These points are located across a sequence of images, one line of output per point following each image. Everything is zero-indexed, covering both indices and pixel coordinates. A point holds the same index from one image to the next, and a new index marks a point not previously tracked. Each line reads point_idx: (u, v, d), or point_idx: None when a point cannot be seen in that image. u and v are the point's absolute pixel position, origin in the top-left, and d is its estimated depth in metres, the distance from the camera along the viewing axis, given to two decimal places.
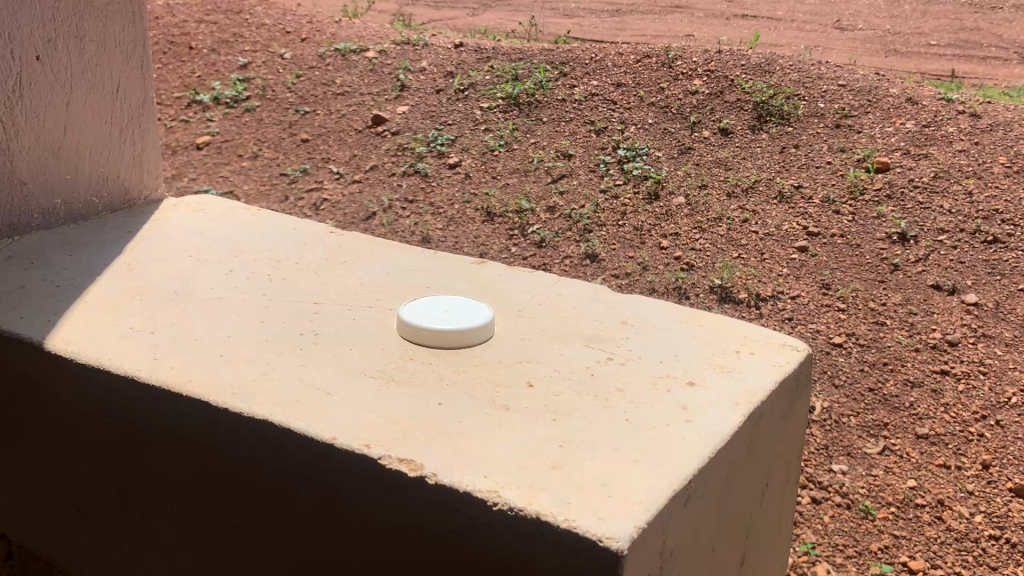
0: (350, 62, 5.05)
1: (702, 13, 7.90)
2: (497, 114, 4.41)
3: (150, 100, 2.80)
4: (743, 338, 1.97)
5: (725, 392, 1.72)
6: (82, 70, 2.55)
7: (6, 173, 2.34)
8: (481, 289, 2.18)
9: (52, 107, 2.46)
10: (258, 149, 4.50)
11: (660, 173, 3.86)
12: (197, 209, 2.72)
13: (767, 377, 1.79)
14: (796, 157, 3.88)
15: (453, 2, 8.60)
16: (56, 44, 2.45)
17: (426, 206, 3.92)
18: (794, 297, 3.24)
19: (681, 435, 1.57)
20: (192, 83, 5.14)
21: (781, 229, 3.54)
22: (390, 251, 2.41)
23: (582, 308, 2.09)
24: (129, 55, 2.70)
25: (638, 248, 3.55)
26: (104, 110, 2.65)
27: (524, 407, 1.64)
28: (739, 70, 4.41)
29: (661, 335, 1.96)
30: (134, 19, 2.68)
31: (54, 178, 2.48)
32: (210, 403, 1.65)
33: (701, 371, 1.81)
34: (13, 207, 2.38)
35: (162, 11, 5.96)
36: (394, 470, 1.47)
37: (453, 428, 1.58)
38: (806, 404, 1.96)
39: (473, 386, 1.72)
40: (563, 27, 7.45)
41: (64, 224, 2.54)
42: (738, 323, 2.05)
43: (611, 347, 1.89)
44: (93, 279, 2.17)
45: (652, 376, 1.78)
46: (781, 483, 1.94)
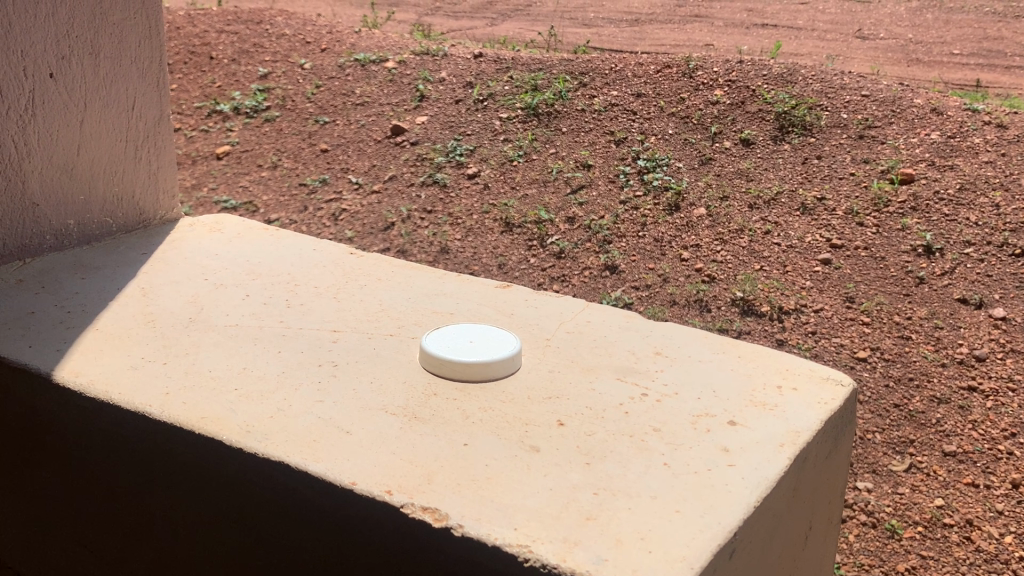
0: (369, 72, 5.06)
1: (721, 22, 7.87)
2: (516, 124, 4.39)
3: (166, 116, 2.80)
4: (781, 371, 1.93)
5: (764, 432, 1.69)
6: (97, 89, 2.55)
7: (19, 193, 2.35)
8: (506, 316, 2.15)
9: (65, 126, 2.46)
10: (277, 159, 4.51)
11: (680, 184, 3.82)
12: (213, 229, 2.71)
13: (810, 416, 1.75)
14: (819, 168, 3.84)
15: (472, 12, 8.62)
16: (70, 61, 2.45)
17: (444, 216, 3.90)
18: (818, 311, 3.19)
19: (720, 482, 1.53)
20: (213, 93, 5.16)
21: (803, 241, 3.49)
22: (414, 275, 2.38)
23: (612, 338, 2.06)
24: (145, 71, 2.69)
25: (659, 260, 3.51)
26: (120, 127, 2.64)
27: (554, 450, 1.61)
28: (761, 80, 4.37)
29: (694, 368, 1.93)
30: (150, 35, 2.68)
31: (68, 198, 2.49)
32: (230, 443, 1.63)
33: (741, 409, 1.77)
34: (26, 227, 2.38)
35: (184, 22, 6.00)
36: (418, 519, 1.43)
37: (480, 471, 1.55)
38: (848, 440, 1.92)
39: (499, 424, 1.69)
40: (582, 37, 7.44)
41: (77, 244, 2.54)
42: (775, 354, 2.01)
43: (644, 381, 1.86)
44: (105, 306, 2.16)
45: (686, 414, 1.74)
46: (823, 521, 1.90)
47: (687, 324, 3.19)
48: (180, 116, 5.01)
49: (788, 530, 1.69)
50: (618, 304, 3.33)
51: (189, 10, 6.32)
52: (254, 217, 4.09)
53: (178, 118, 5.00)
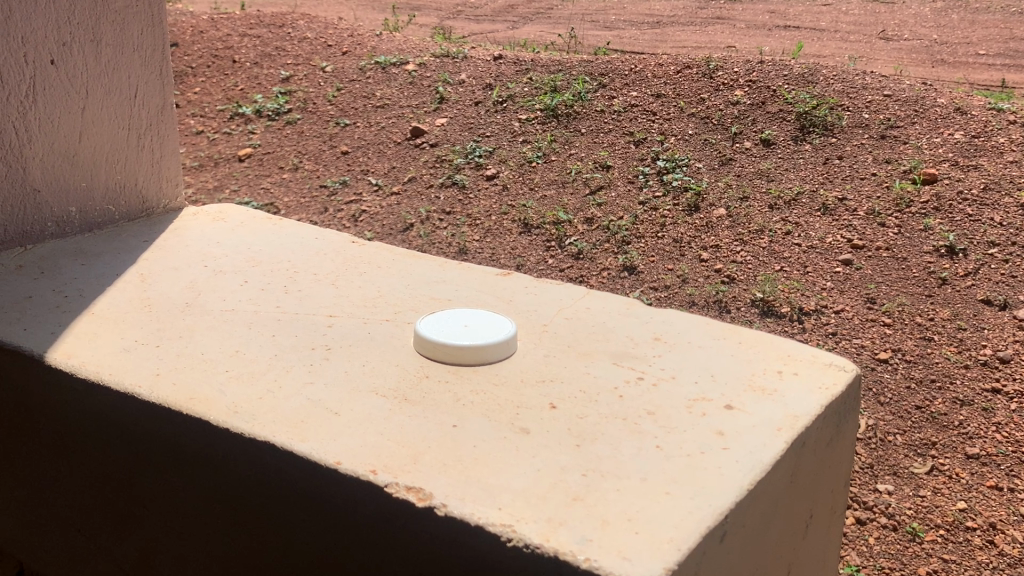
0: (389, 75, 5.07)
1: (743, 24, 7.83)
2: (535, 125, 4.38)
3: (169, 105, 2.84)
4: (785, 356, 1.91)
5: (762, 416, 1.67)
6: (99, 76, 2.58)
7: (19, 179, 2.37)
8: (504, 302, 2.14)
9: (66, 112, 2.49)
10: (298, 161, 4.53)
11: (700, 185, 3.80)
12: (217, 218, 2.73)
13: (812, 401, 1.73)
14: (840, 168, 3.80)
15: (493, 16, 8.63)
16: (71, 48, 2.48)
17: (463, 217, 3.91)
18: (838, 311, 3.16)
19: (713, 464, 1.52)
20: (235, 96, 5.20)
21: (825, 241, 3.46)
22: (416, 262, 2.38)
23: (611, 323, 2.05)
24: (148, 59, 2.73)
25: (678, 261, 3.49)
26: (122, 114, 2.68)
27: (544, 431, 1.60)
28: (782, 81, 4.34)
29: (694, 352, 1.91)
30: (153, 23, 2.72)
31: (69, 185, 2.51)
32: (217, 423, 1.63)
33: (740, 394, 1.75)
34: (26, 213, 2.40)
35: (208, 27, 6.07)
36: (401, 499, 1.43)
37: (468, 452, 1.54)
38: (852, 427, 1.89)
39: (490, 407, 1.68)
40: (604, 40, 7.43)
41: (79, 232, 2.56)
42: (779, 340, 1.99)
43: (640, 366, 1.85)
44: (102, 291, 2.18)
45: (683, 397, 1.73)
46: (825, 510, 1.88)
47: None
48: (203, 120, 5.06)
49: (787, 517, 1.67)
50: None
51: (212, 15, 6.39)
52: None
53: (201, 122, 5.05)
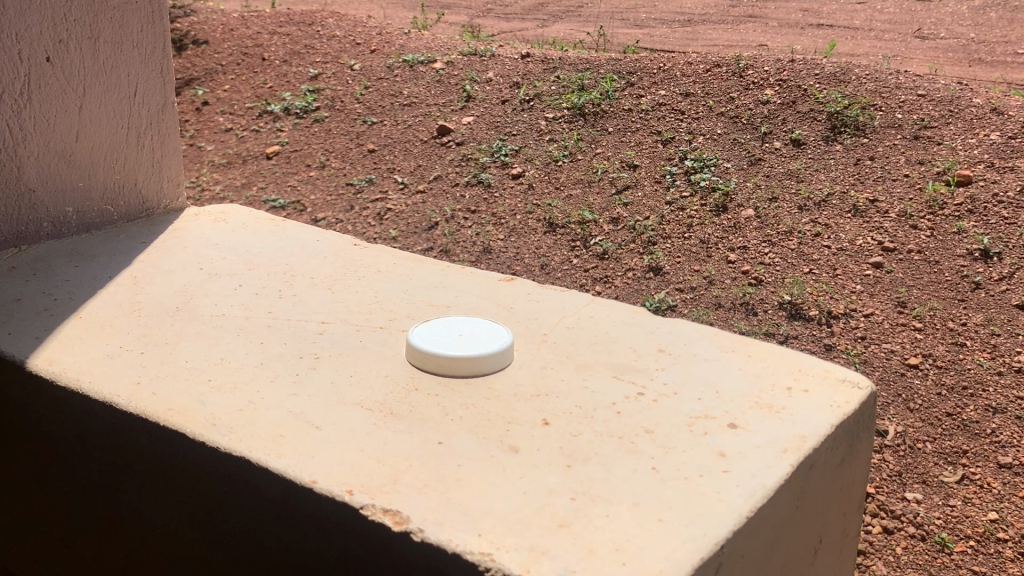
0: (417, 73, 5.06)
1: (776, 22, 7.75)
2: (562, 124, 4.35)
3: (171, 103, 2.85)
4: (795, 372, 1.87)
5: (766, 436, 1.63)
6: (98, 74, 2.60)
7: (13, 180, 2.40)
8: (504, 310, 2.12)
9: (63, 112, 2.51)
10: (326, 159, 4.54)
11: (728, 185, 3.76)
12: (218, 219, 2.75)
13: (822, 420, 1.68)
14: (871, 169, 3.73)
15: (523, 14, 8.61)
16: (68, 45, 2.49)
17: (488, 216, 3.89)
18: (868, 315, 3.10)
19: (711, 489, 1.48)
20: (264, 94, 5.22)
21: (855, 244, 3.40)
22: (421, 267, 2.37)
23: (614, 333, 2.02)
24: (148, 57, 2.74)
25: (704, 262, 3.44)
26: (122, 113, 2.69)
27: (534, 450, 1.58)
28: (813, 80, 4.27)
29: (697, 366, 1.88)
30: (154, 19, 2.72)
31: (65, 186, 2.54)
32: (194, 436, 1.63)
33: (744, 412, 1.71)
34: (20, 214, 2.43)
35: (238, 25, 6.11)
36: (377, 521, 1.40)
37: (451, 472, 1.52)
38: (866, 446, 1.85)
39: (478, 422, 1.66)
40: (633, 38, 7.39)
41: (75, 232, 2.59)
42: (790, 353, 1.95)
43: (641, 379, 1.82)
44: (93, 295, 2.19)
45: (683, 415, 1.69)
46: (837, 532, 1.84)
47: (733, 328, 3.10)
48: (232, 118, 5.10)
49: (793, 542, 1.63)
50: (661, 306, 3.26)
51: (242, 12, 6.42)
52: (301, 218, 4.13)
53: (230, 119, 5.09)
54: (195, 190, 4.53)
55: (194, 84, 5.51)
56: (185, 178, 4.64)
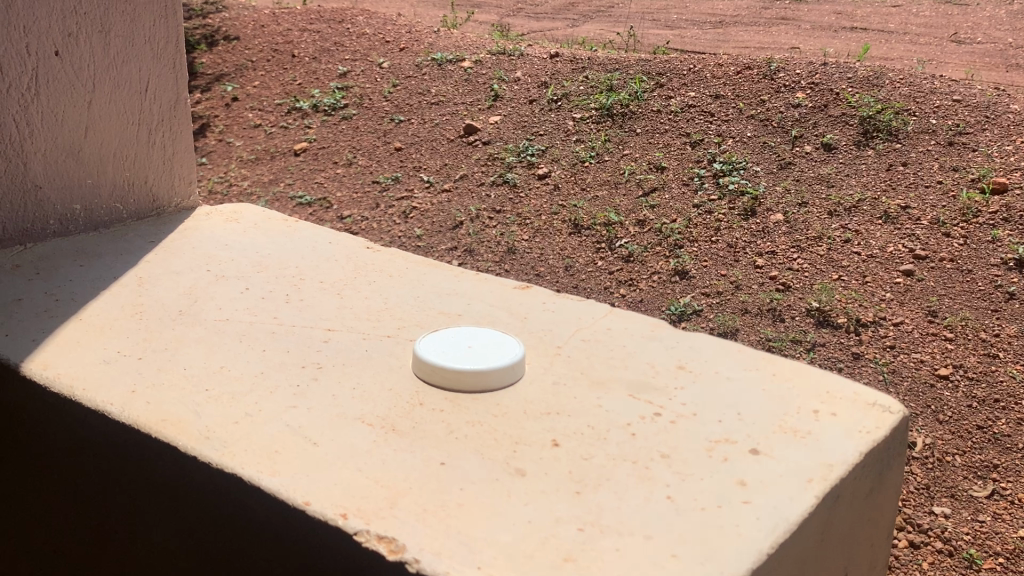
0: (445, 71, 5.05)
1: (810, 25, 7.67)
2: (590, 125, 4.32)
3: (183, 100, 2.89)
4: (822, 394, 1.82)
5: (789, 465, 1.59)
6: (108, 69, 2.63)
7: (21, 176, 2.42)
8: (518, 321, 2.10)
9: (73, 107, 2.54)
10: (352, 156, 4.54)
11: (757, 189, 3.71)
12: (230, 218, 2.75)
13: (850, 448, 1.64)
14: (904, 175, 3.66)
15: (553, 14, 8.60)
16: (78, 38, 2.52)
17: (513, 216, 3.87)
18: (897, 323, 3.03)
19: (728, 522, 1.44)
20: (293, 90, 5.24)
21: (885, 251, 3.33)
22: (439, 274, 2.35)
23: (633, 348, 1.99)
24: (160, 52, 2.78)
25: (732, 266, 3.39)
26: (133, 109, 2.74)
27: (542, 475, 1.55)
28: (846, 83, 4.20)
29: (719, 386, 1.84)
30: (167, 15, 2.77)
31: (73, 183, 2.57)
32: (186, 449, 1.62)
33: (767, 438, 1.67)
34: (28, 211, 2.45)
35: (269, 21, 6.14)
36: (371, 549, 1.38)
37: (453, 496, 1.49)
38: (897, 472, 1.80)
39: (484, 443, 1.64)
40: (664, 39, 7.34)
41: (83, 230, 2.62)
42: (818, 374, 1.91)
43: (659, 399, 1.79)
44: (95, 296, 2.20)
45: (702, 439, 1.66)
46: (864, 562, 1.79)
47: (759, 334, 3.06)
48: (261, 114, 5.12)
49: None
50: (686, 311, 3.22)
51: (273, 9, 6.45)
52: (327, 215, 4.14)
53: (259, 115, 5.12)
54: (223, 186, 4.56)
55: (225, 81, 5.55)
56: (214, 174, 4.68)
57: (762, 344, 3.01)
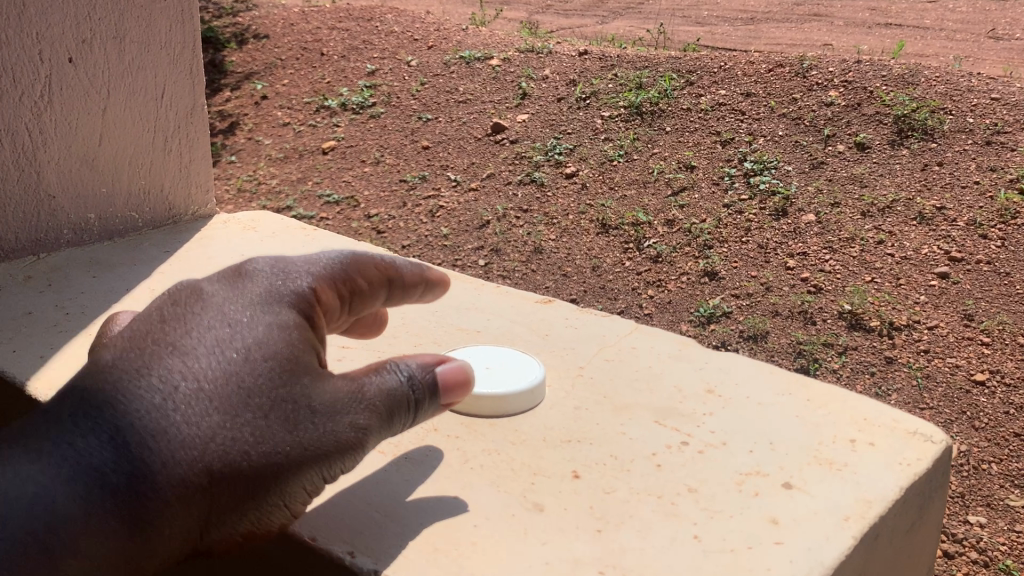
0: (473, 69, 5.03)
1: (842, 22, 7.57)
2: (619, 123, 4.28)
3: (199, 105, 2.90)
4: (860, 421, 1.77)
5: (825, 499, 1.53)
6: (122, 75, 2.65)
7: (36, 184, 2.48)
8: (539, 340, 2.08)
9: (87, 115, 2.58)
10: (380, 155, 4.54)
11: (789, 188, 3.66)
12: (248, 227, 2.75)
13: (890, 481, 1.58)
14: (940, 175, 3.59)
15: (583, 11, 8.56)
16: (92, 45, 2.55)
17: (540, 215, 3.85)
18: (932, 327, 2.97)
19: (760, 562, 1.39)
20: (322, 88, 5.25)
21: (920, 253, 3.27)
22: (459, 287, 2.33)
23: (659, 370, 1.96)
24: (176, 57, 2.79)
25: (762, 268, 3.35)
26: (148, 117, 2.76)
27: (563, 510, 1.52)
28: (880, 81, 4.12)
29: (748, 412, 1.80)
30: (183, 18, 2.77)
31: (87, 191, 2.61)
32: None
33: (801, 469, 1.62)
34: (42, 219, 2.50)
35: (297, 19, 6.16)
36: None
37: (466, 533, 1.46)
38: (939, 502, 1.74)
39: (500, 474, 1.61)
40: (695, 35, 7.29)
41: (97, 238, 2.66)
42: (852, 398, 1.86)
43: (686, 426, 1.75)
44: (106, 309, 2.22)
45: (732, 471, 1.61)
46: None
47: (790, 337, 3.01)
48: (290, 112, 5.14)
49: None
50: (715, 313, 3.18)
51: (303, 8, 6.48)
52: (354, 214, 4.15)
53: (288, 114, 5.14)
54: (251, 184, 4.58)
55: (254, 79, 5.58)
56: (243, 172, 4.71)
57: (792, 347, 2.97)
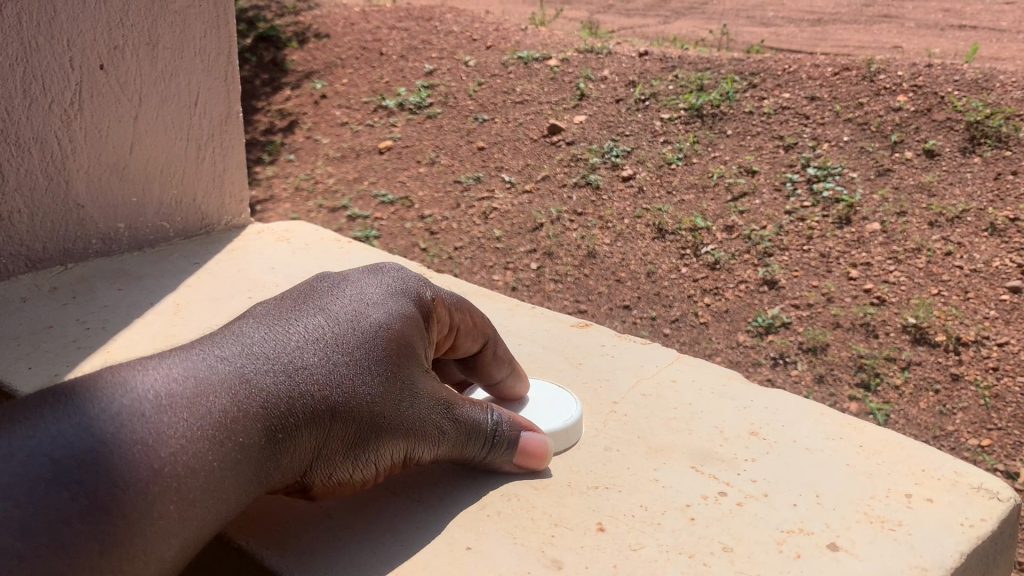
0: (531, 70, 5.01)
1: (913, 23, 7.35)
2: (678, 125, 4.22)
3: (232, 114, 2.95)
4: (916, 473, 1.69)
5: (873, 564, 1.46)
6: (155, 82, 2.69)
7: (64, 194, 2.51)
8: (573, 370, 2.07)
9: (119, 123, 2.62)
10: (436, 155, 4.54)
11: (853, 196, 3.56)
12: (281, 237, 2.77)
13: (946, 547, 1.50)
14: (1014, 185, 3.45)
15: (646, 11, 8.49)
16: (125, 52, 2.59)
17: (594, 219, 3.81)
18: (1002, 344, 2.83)
19: None
20: (381, 88, 5.28)
21: (990, 265, 3.15)
22: (493, 310, 2.33)
23: (699, 408, 1.91)
24: (210, 65, 2.84)
25: (823, 277, 3.26)
26: (181, 125, 2.80)
27: (586, 566, 1.47)
28: (952, 86, 3.98)
29: (794, 459, 1.74)
30: (217, 26, 2.82)
31: (117, 200, 2.65)
32: None
33: (849, 527, 1.55)
34: (71, 228, 2.55)
35: (359, 18, 6.21)
36: None
37: None
38: (1000, 567, 1.65)
39: (521, 522, 1.57)
40: (758, 36, 7.16)
41: (127, 248, 2.71)
42: (912, 446, 1.78)
43: (725, 474, 1.69)
44: (129, 324, 2.24)
45: (772, 528, 1.55)
46: None
47: (850, 351, 2.92)
48: (349, 112, 5.18)
49: None
50: (774, 323, 3.09)
51: (365, 7, 6.54)
52: (408, 214, 4.15)
53: (346, 113, 5.18)
54: (309, 183, 4.65)
55: (315, 78, 5.65)
56: (301, 171, 4.78)
57: (852, 361, 2.88)
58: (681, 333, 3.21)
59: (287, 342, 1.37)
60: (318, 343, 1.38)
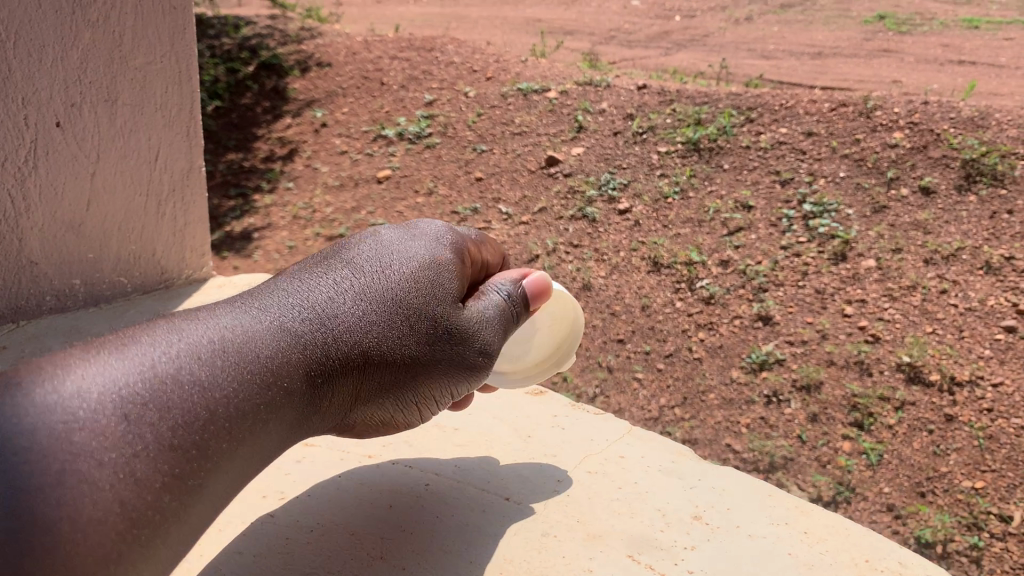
0: (530, 101, 5.03)
1: (913, 58, 7.39)
2: (675, 159, 4.23)
3: (195, 168, 3.30)
4: (850, 561, 1.92)
5: None
6: (113, 138, 2.99)
7: (21, 250, 2.79)
8: (534, 453, 2.25)
9: (74, 177, 2.89)
10: (433, 185, 4.56)
11: (849, 233, 3.56)
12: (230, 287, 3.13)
13: None
14: (1009, 224, 3.45)
15: (647, 42, 8.55)
16: (81, 108, 2.86)
17: (590, 251, 3.81)
18: (997, 385, 2.81)
19: None
20: (381, 118, 5.31)
21: (985, 304, 3.14)
22: None
23: (650, 493, 2.10)
24: (172, 121, 3.16)
25: (818, 314, 3.24)
26: (139, 181, 3.11)
27: None
28: (948, 123, 3.98)
29: (741, 543, 1.93)
30: (178, 82, 3.15)
31: (73, 258, 2.96)
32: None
33: None
34: (23, 285, 2.84)
35: (361, 48, 6.25)
36: None
37: None
38: None
39: None
40: (759, 69, 7.21)
41: (82, 301, 3.03)
42: (847, 536, 2.03)
43: (681, 553, 1.87)
44: None
45: None
46: None
47: (844, 389, 2.90)
48: (348, 141, 5.21)
49: None
50: (767, 360, 3.07)
51: (367, 37, 6.58)
52: None
53: (346, 142, 5.20)
54: (308, 212, 4.67)
55: (316, 107, 5.68)
56: (300, 200, 4.81)
57: (846, 400, 2.86)
58: (675, 368, 3.19)
59: (326, 292, 1.49)
60: (352, 295, 1.51)
